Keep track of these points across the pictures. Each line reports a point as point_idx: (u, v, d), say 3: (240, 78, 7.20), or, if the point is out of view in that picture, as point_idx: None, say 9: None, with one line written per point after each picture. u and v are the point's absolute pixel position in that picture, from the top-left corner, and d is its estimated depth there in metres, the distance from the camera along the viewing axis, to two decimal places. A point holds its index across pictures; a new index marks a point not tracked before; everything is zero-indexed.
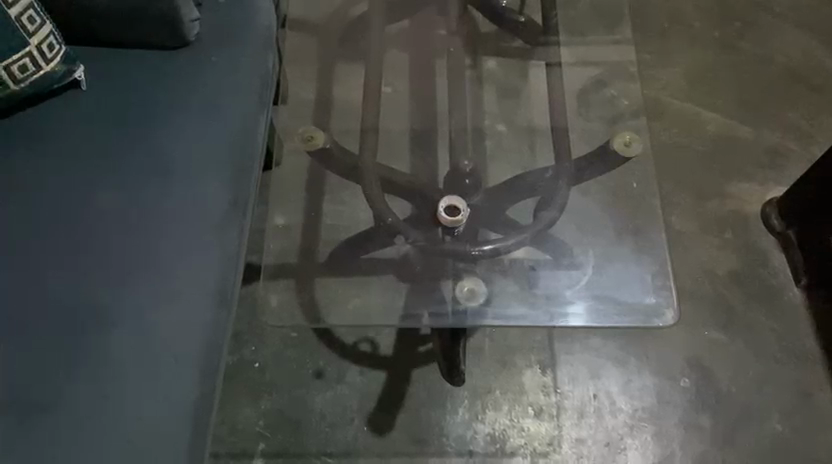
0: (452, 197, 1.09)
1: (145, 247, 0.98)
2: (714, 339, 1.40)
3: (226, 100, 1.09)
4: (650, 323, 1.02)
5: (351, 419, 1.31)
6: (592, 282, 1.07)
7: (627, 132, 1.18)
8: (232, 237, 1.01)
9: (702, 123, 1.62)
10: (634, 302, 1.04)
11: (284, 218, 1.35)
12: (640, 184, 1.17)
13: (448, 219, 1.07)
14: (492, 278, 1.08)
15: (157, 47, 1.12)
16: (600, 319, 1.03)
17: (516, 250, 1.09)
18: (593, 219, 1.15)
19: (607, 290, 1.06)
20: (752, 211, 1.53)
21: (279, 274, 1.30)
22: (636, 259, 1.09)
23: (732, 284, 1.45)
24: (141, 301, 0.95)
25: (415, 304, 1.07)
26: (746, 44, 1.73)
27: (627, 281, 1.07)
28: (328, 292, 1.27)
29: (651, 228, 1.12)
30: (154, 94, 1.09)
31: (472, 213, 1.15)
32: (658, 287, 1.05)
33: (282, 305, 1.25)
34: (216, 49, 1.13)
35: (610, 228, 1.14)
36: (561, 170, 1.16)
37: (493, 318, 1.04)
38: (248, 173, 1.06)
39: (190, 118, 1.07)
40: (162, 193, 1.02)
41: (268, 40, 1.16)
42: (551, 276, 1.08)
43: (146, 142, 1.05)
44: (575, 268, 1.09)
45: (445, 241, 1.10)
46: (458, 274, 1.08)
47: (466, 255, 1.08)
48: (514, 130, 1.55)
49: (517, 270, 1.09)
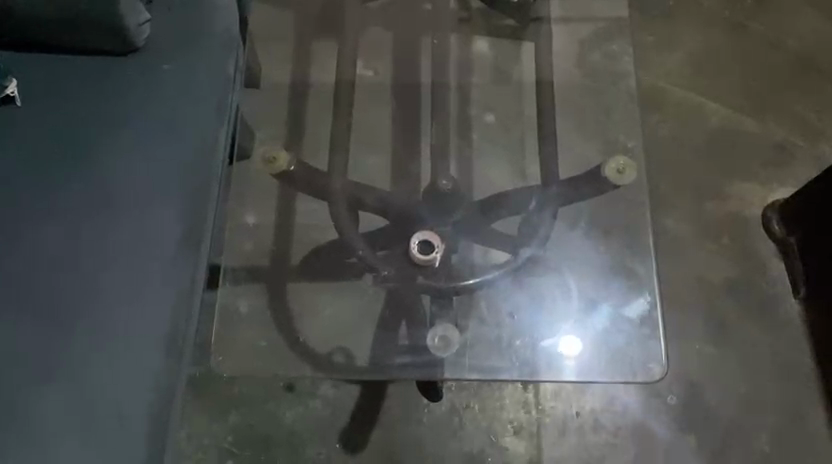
0: (426, 233, 1.00)
1: (92, 283, 0.95)
2: (705, 353, 1.34)
3: (182, 119, 1.04)
4: (637, 379, 0.98)
5: (324, 435, 1.26)
6: (577, 328, 1.02)
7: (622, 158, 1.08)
8: (186, 274, 0.97)
9: (705, 115, 1.52)
10: (619, 353, 0.99)
11: (255, 217, 1.34)
12: (630, 215, 1.11)
13: (422, 259, 0.99)
14: (467, 320, 1.02)
15: (109, 53, 1.06)
16: (582, 372, 0.98)
17: (493, 289, 1.06)
18: (579, 254, 1.11)
19: (592, 337, 1.01)
20: (752, 214, 1.44)
21: (248, 279, 1.31)
22: (623, 302, 1.04)
23: (727, 292, 1.38)
24: (89, 341, 0.92)
25: (386, 355, 1.02)
26: (758, 25, 1.60)
27: (614, 329, 1.01)
28: (303, 301, 1.36)
29: (640, 264, 1.06)
30: (103, 112, 1.03)
31: (446, 234, 1.06)
32: (644, 337, 1.00)
33: (252, 311, 1.29)
34: (169, 59, 1.06)
35: (601, 262, 1.08)
36: (547, 195, 1.09)
37: (469, 370, 0.97)
38: (206, 200, 1.01)
39: (143, 139, 1.02)
40: (110, 223, 0.98)
41: (229, 46, 1.09)
42: (533, 321, 1.03)
43: (95, 167, 1.00)
44: (557, 313, 1.03)
45: (418, 281, 1.02)
46: (432, 320, 1.01)
47: (445, 292, 1.01)
48: (504, 118, 1.47)
49: (496, 314, 1.04)
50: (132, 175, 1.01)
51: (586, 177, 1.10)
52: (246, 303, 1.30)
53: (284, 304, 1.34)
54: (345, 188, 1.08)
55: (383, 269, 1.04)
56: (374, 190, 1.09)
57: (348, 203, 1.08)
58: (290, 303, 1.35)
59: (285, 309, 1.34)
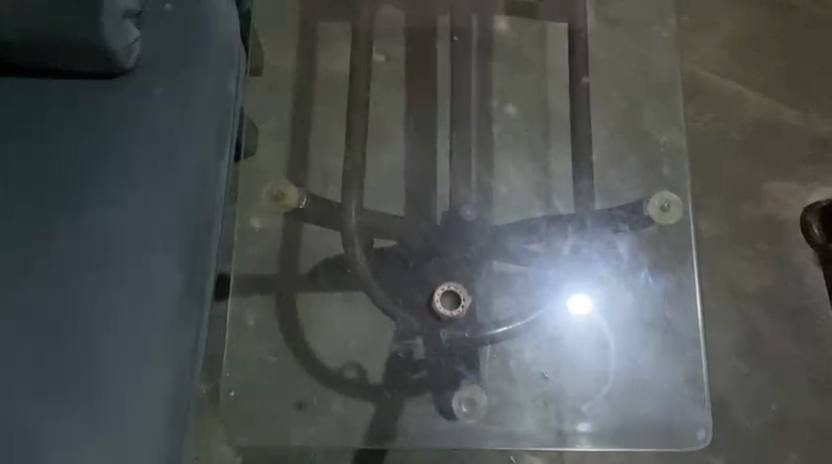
0: (453, 285, 1.00)
1: (89, 339, 0.90)
2: (735, 369, 1.28)
3: (179, 153, 0.96)
4: (677, 445, 1.00)
5: (340, 453, 1.23)
6: (618, 387, 1.02)
7: (665, 196, 1.08)
8: (187, 330, 0.93)
9: (742, 104, 1.40)
10: (655, 417, 1.01)
11: (260, 221, 1.20)
12: (680, 255, 1.08)
13: (445, 314, 0.99)
14: (494, 377, 1.03)
15: (95, 74, 0.98)
16: (616, 439, 1.00)
17: (523, 345, 1.04)
18: (620, 303, 1.05)
19: (629, 399, 1.02)
20: (790, 215, 1.35)
21: (253, 289, 1.22)
22: (660, 357, 1.04)
23: (761, 304, 1.31)
24: (88, 402, 0.88)
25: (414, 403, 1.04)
26: (804, 3, 1.46)
27: (654, 383, 1.03)
28: (312, 312, 1.24)
29: (681, 320, 1.05)
30: (94, 146, 0.96)
31: (465, 276, 1.04)
32: (682, 400, 1.02)
33: (260, 324, 1.20)
34: (164, 84, 0.98)
35: (644, 309, 1.06)
36: (583, 233, 1.04)
37: (495, 439, 0.99)
38: (206, 247, 0.96)
39: (136, 178, 0.95)
40: (102, 274, 0.92)
41: (226, 66, 1.00)
42: (571, 380, 1.02)
43: (87, 209, 0.94)
44: (595, 372, 1.03)
45: (443, 335, 1.01)
46: (457, 380, 1.01)
47: (469, 344, 1.01)
48: (526, 111, 1.24)
49: (527, 377, 1.03)
50: (125, 218, 0.94)
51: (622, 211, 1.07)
52: (252, 311, 1.21)
53: (292, 316, 1.23)
54: (364, 229, 1.04)
55: (409, 319, 1.02)
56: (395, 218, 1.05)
57: (369, 244, 1.05)
58: (298, 315, 1.23)
59: (294, 320, 1.23)
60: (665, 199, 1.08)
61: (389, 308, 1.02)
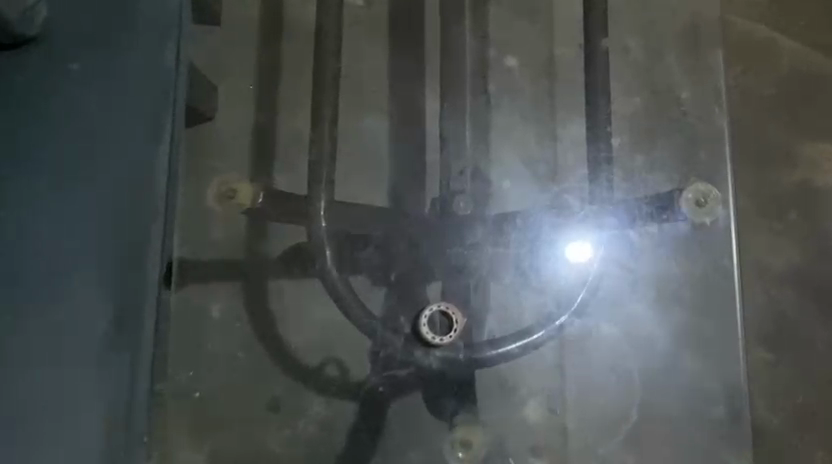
0: (443, 305, 0.90)
1: (22, 353, 0.78)
2: (760, 358, 1.13)
3: (112, 140, 0.82)
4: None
5: None
6: (640, 407, 0.97)
7: (703, 189, 0.96)
8: (125, 353, 0.79)
9: (777, 53, 1.21)
10: (688, 436, 0.96)
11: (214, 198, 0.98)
12: (706, 249, 0.99)
13: (438, 341, 0.89)
14: (490, 405, 0.95)
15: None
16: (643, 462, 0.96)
17: (531, 366, 0.96)
18: (637, 319, 0.98)
19: (652, 423, 0.97)
20: (829, 183, 1.17)
21: (211, 278, 0.98)
22: (692, 366, 0.97)
23: (792, 284, 1.15)
24: (20, 425, 0.77)
25: (413, 423, 0.95)
26: None
27: (672, 389, 0.97)
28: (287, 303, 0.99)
29: (715, 325, 0.98)
30: (21, 128, 0.82)
31: (457, 289, 0.93)
32: (716, 413, 0.97)
33: (224, 319, 0.98)
34: (97, 53, 0.84)
35: (662, 318, 0.98)
36: (601, 230, 0.94)
37: None
38: (145, 249, 0.81)
39: (66, 173, 0.82)
40: (26, 295, 0.80)
41: (158, 29, 0.85)
42: (581, 412, 0.96)
43: (16, 202, 0.81)
44: (613, 397, 0.97)
45: (433, 362, 0.90)
46: (453, 410, 0.94)
47: (465, 371, 0.92)
48: (528, 66, 1.05)
49: (535, 406, 0.96)
50: (53, 223, 0.81)
51: (650, 206, 0.94)
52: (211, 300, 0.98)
53: (261, 306, 0.99)
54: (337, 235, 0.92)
55: (394, 338, 0.92)
56: (373, 217, 0.95)
57: (342, 250, 0.93)
58: (269, 307, 0.99)
59: (265, 313, 0.99)
60: (701, 192, 0.97)
61: (374, 332, 0.92)
